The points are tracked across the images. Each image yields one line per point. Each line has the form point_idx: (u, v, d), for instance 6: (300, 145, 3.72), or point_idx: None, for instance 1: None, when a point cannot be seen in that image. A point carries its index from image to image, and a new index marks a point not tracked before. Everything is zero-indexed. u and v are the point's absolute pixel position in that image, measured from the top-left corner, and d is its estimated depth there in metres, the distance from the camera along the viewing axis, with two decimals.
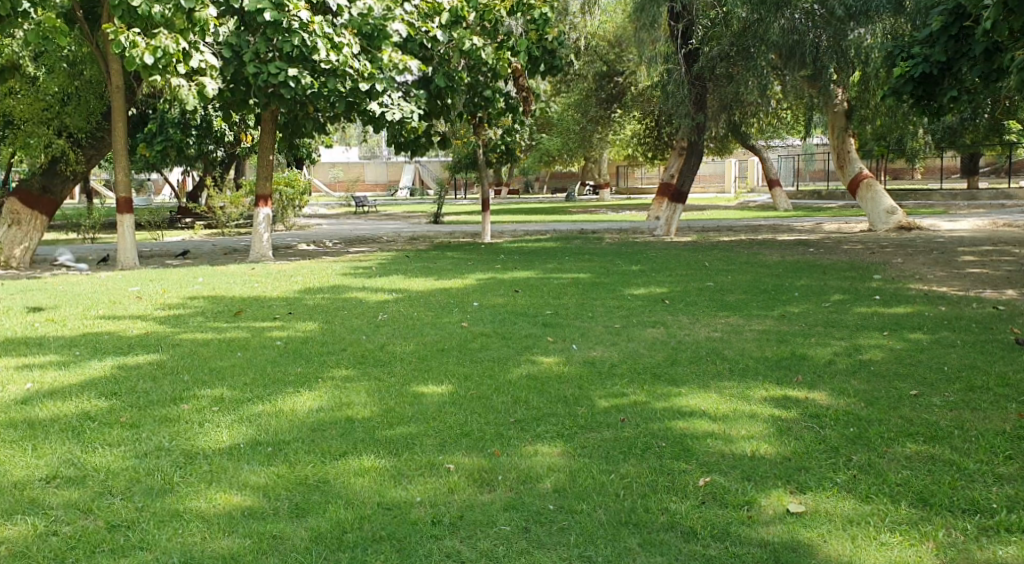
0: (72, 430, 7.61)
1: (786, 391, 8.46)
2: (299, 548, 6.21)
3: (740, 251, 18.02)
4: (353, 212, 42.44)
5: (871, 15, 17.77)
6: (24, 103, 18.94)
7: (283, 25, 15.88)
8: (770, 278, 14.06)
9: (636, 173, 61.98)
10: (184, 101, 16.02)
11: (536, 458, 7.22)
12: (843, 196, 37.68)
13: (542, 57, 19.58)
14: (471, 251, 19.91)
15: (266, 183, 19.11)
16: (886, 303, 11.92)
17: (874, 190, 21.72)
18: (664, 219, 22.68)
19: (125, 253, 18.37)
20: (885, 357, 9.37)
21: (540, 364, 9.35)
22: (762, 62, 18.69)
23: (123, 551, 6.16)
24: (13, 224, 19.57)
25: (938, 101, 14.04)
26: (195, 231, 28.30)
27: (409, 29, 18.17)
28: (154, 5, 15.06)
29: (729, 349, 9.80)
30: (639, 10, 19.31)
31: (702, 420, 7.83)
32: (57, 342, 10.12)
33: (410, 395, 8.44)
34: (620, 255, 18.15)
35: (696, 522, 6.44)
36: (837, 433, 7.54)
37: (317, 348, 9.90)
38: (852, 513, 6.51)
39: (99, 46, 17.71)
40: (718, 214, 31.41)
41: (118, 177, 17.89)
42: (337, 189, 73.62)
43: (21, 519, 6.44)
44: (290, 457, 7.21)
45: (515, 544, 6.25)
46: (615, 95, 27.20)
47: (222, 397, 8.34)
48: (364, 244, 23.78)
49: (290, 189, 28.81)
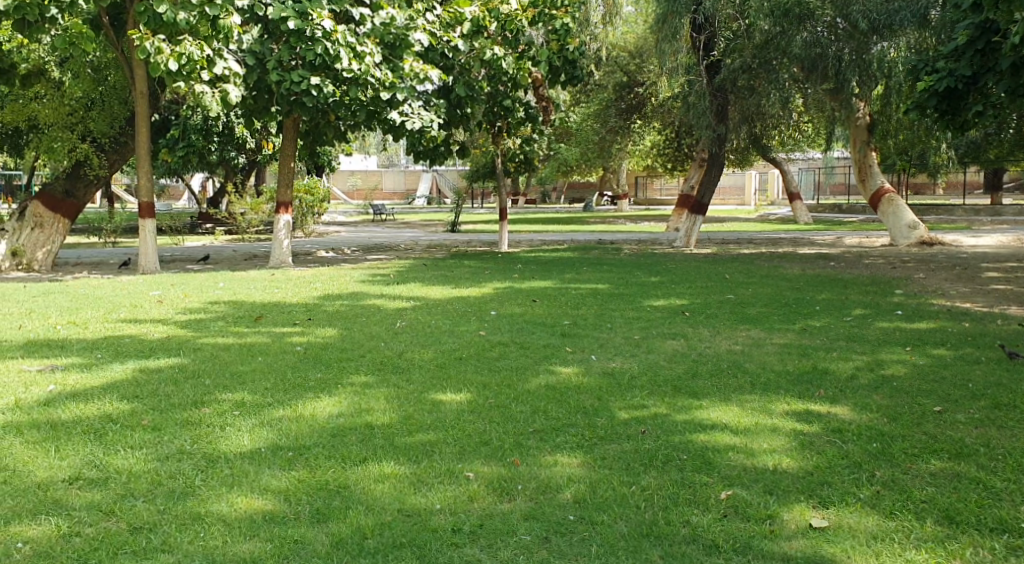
0: (94, 433, 7.64)
1: (809, 406, 8.43)
2: (320, 554, 6.20)
3: (760, 264, 17.98)
4: (371, 220, 42.61)
5: (895, 30, 17.64)
6: (50, 108, 19.12)
7: (306, 34, 16.03)
8: (791, 292, 14.01)
9: (655, 183, 62.26)
10: (208, 107, 16.11)
11: (555, 468, 7.22)
12: (864, 211, 37.67)
13: (563, 66, 19.69)
14: (484, 256, 21.11)
15: (288, 192, 19.33)
16: (909, 318, 11.86)
17: (896, 204, 21.63)
18: (683, 231, 22.56)
19: (147, 258, 18.43)
20: (908, 372, 9.33)
21: (559, 374, 9.36)
22: (784, 74, 18.77)
23: (146, 553, 6.18)
24: (37, 227, 19.64)
25: (963, 115, 13.94)
26: (217, 236, 28.52)
27: (431, 38, 18.18)
28: (179, 12, 14.86)
29: (752, 362, 9.79)
30: (662, 21, 19.38)
31: (724, 434, 7.81)
32: (81, 344, 10.18)
33: (428, 403, 8.44)
34: (637, 266, 18.21)
35: (717, 536, 6.42)
36: (861, 449, 7.51)
37: (337, 354, 9.94)
38: (876, 529, 6.47)
39: (124, 51, 17.77)
40: (737, 226, 31.17)
41: (141, 182, 17.96)
42: (356, 198, 74.20)
43: (46, 519, 6.46)
44: (311, 462, 7.22)
45: (536, 554, 6.25)
46: (636, 105, 26.89)
47: (243, 401, 8.37)
48: (382, 248, 24.80)
49: (309, 197, 28.90)
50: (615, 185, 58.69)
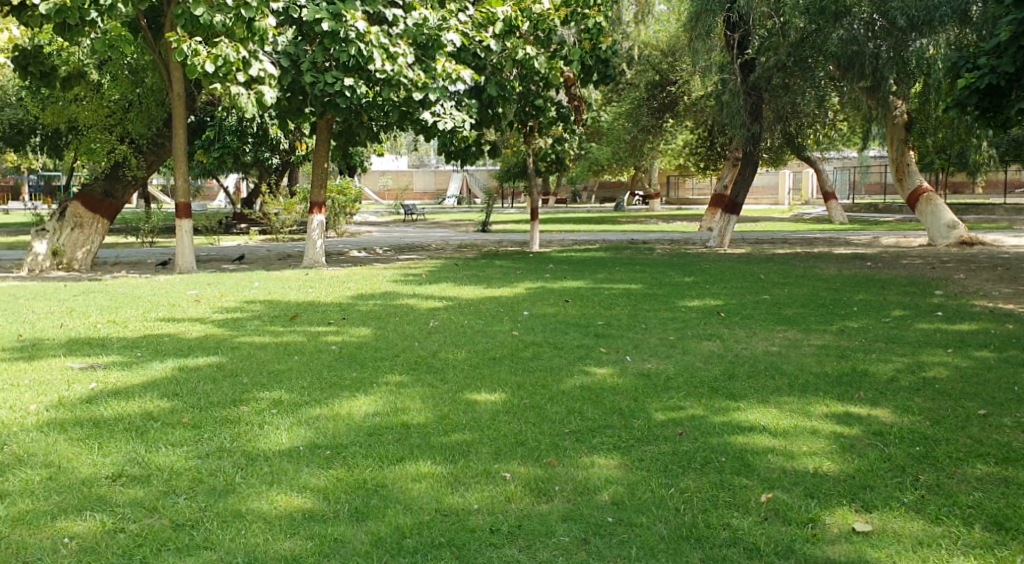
0: (136, 430, 7.67)
1: (848, 408, 8.35)
2: (360, 553, 6.19)
3: (795, 264, 17.84)
4: (403, 220, 42.71)
5: (936, 26, 17.32)
6: (89, 110, 19.29)
7: (340, 35, 16.06)
8: (828, 293, 13.89)
9: (688, 183, 62.00)
10: (243, 109, 16.01)
11: (592, 469, 7.18)
12: (900, 210, 37.34)
13: (595, 66, 19.69)
14: (516, 256, 21.07)
15: (322, 192, 19.34)
16: (950, 319, 11.72)
17: (934, 204, 21.40)
18: (717, 231, 22.43)
19: (184, 258, 18.54)
20: (950, 374, 9.22)
21: (595, 375, 9.31)
22: (819, 72, 18.85)
23: (189, 550, 6.19)
24: (76, 227, 19.84)
25: (1005, 112, 13.75)
26: (251, 236, 28.65)
27: (464, 39, 18.18)
28: (215, 14, 15.09)
29: (790, 363, 9.70)
30: (695, 19, 19.40)
31: (763, 436, 7.74)
32: (121, 343, 10.24)
33: (463, 403, 8.42)
34: (671, 266, 18.12)
35: (759, 539, 6.36)
36: (903, 452, 7.42)
37: (372, 353, 9.94)
38: (921, 534, 6.39)
39: (161, 54, 17.81)
40: (771, 226, 30.75)
41: (178, 183, 18.07)
42: (387, 198, 74.37)
43: (90, 515, 6.49)
44: (348, 461, 7.22)
45: (576, 555, 6.21)
46: (669, 104, 26.74)
47: (280, 399, 8.39)
48: (415, 248, 24.81)
49: (342, 197, 28.97)
50: (647, 184, 58.49)
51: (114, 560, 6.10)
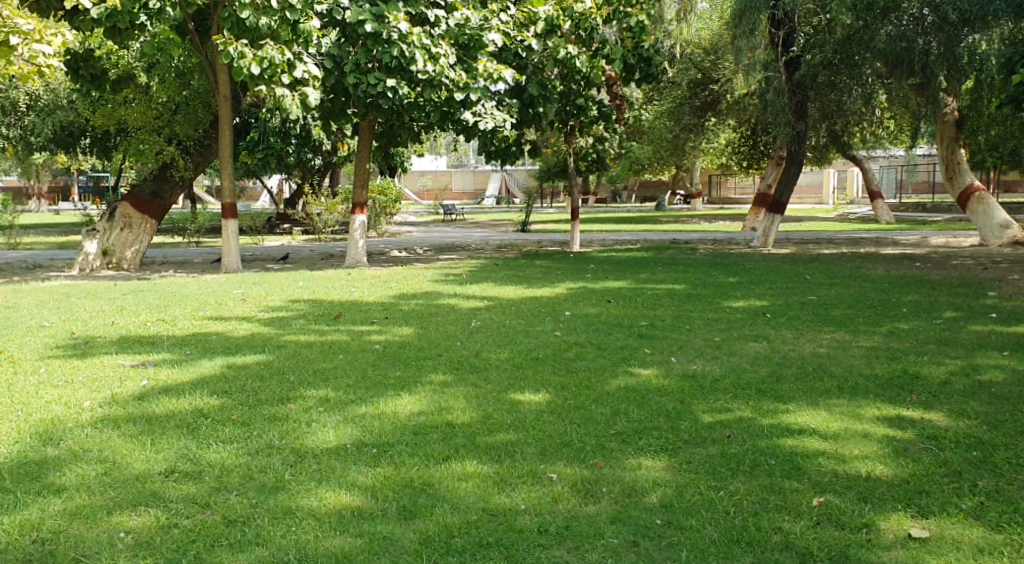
0: (187, 427, 7.67)
1: (900, 411, 8.19)
2: (409, 552, 6.13)
3: (841, 264, 17.60)
4: (443, 220, 42.70)
5: (989, 22, 16.61)
6: (137, 112, 19.50)
7: (383, 36, 15.98)
8: (876, 293, 13.68)
9: (729, 183, 61.56)
10: (288, 110, 15.98)
11: (640, 471, 7.08)
12: (947, 210, 36.81)
13: (637, 65, 19.56)
14: (557, 256, 20.97)
15: (362, 193, 19.44)
16: (1003, 321, 11.50)
17: (985, 203, 21.05)
18: (760, 231, 22.20)
19: (229, 258, 18.60)
20: (1006, 378, 9.02)
21: (640, 376, 9.21)
22: (866, 70, 18.44)
23: (241, 546, 6.17)
24: (126, 227, 19.94)
25: None
26: (294, 235, 28.76)
27: (505, 38, 18.11)
28: (261, 17, 15.24)
29: (839, 365, 9.55)
30: (738, 17, 18.97)
31: (813, 438, 7.61)
32: (169, 340, 10.27)
33: (507, 403, 8.35)
34: (715, 266, 17.95)
35: (812, 543, 6.24)
36: (960, 457, 7.26)
37: (415, 353, 9.89)
38: (982, 541, 6.24)
39: (207, 55, 17.90)
40: (817, 227, 30.01)
41: (224, 182, 18.14)
42: (426, 198, 74.46)
43: (145, 510, 6.49)
44: (395, 459, 7.18)
45: (626, 557, 6.13)
46: (711, 102, 26.65)
47: (326, 397, 8.36)
48: (456, 248, 24.78)
49: (383, 197, 29.00)
50: (688, 184, 58.13)
51: (168, 555, 6.09)
